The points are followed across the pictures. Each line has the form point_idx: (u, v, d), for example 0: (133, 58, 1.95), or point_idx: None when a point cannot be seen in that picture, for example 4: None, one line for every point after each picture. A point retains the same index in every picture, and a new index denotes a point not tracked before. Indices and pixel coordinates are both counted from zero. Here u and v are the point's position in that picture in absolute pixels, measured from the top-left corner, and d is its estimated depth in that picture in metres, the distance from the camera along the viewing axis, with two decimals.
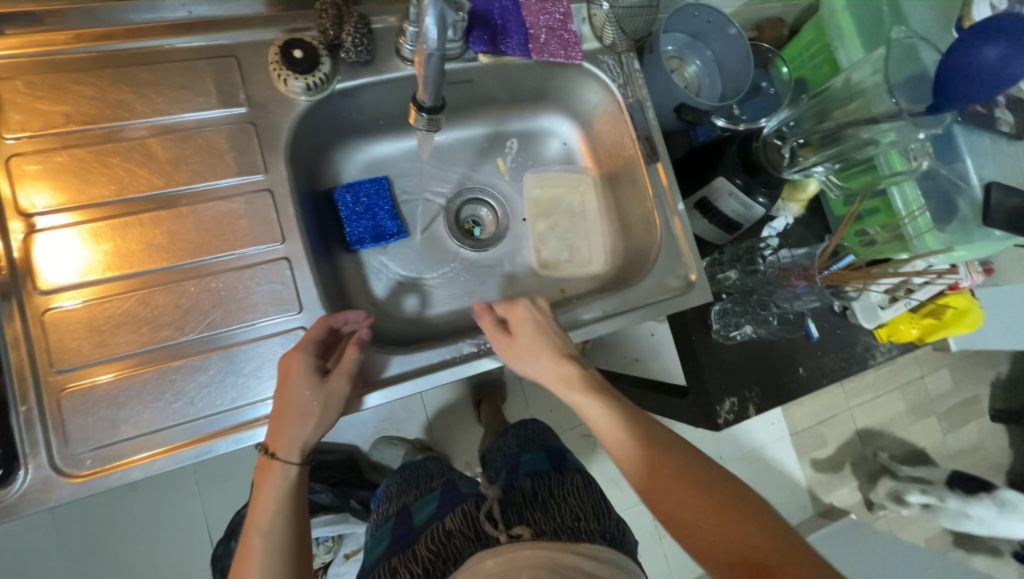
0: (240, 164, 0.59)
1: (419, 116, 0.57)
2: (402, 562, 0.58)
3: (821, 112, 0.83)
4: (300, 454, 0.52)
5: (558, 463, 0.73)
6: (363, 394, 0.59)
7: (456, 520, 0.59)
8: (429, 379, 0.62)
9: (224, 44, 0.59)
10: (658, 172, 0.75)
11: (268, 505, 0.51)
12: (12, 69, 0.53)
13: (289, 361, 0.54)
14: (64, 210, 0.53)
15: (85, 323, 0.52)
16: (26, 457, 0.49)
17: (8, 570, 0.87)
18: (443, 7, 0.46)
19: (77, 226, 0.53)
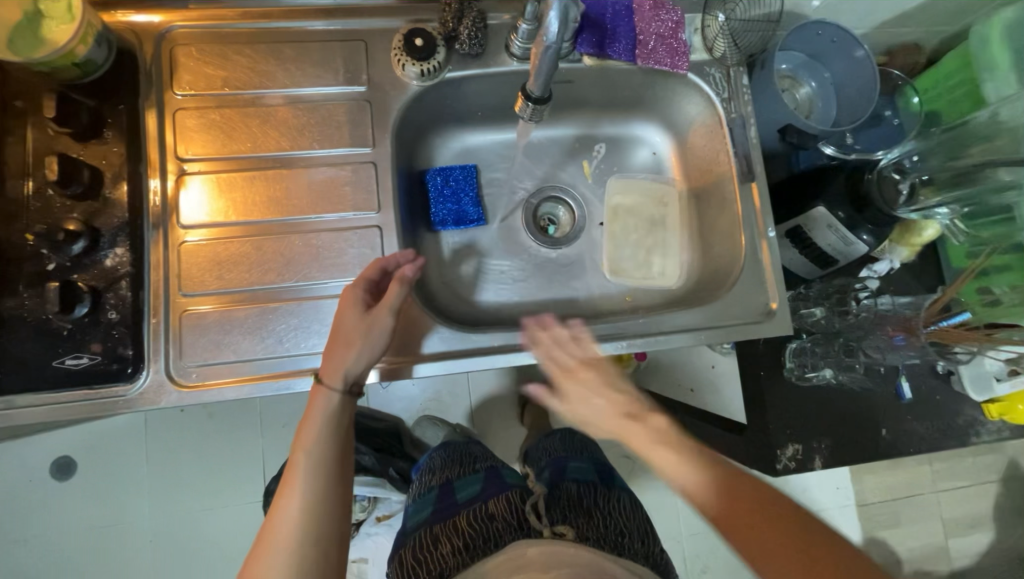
0: (352, 137, 0.65)
1: (525, 105, 0.60)
2: (445, 532, 0.61)
3: (954, 148, 0.74)
4: (341, 378, 0.56)
5: (605, 477, 0.73)
6: (414, 363, 0.63)
7: (501, 507, 0.62)
8: (487, 361, 0.64)
9: (356, 30, 0.66)
10: (752, 193, 0.72)
11: (317, 427, 0.56)
12: (189, 38, 0.63)
13: (343, 298, 0.58)
14: (209, 160, 0.62)
15: (208, 257, 0.60)
16: (149, 361, 0.58)
17: (109, 459, 1.03)
18: (569, 5, 0.49)
19: (219, 174, 0.62)
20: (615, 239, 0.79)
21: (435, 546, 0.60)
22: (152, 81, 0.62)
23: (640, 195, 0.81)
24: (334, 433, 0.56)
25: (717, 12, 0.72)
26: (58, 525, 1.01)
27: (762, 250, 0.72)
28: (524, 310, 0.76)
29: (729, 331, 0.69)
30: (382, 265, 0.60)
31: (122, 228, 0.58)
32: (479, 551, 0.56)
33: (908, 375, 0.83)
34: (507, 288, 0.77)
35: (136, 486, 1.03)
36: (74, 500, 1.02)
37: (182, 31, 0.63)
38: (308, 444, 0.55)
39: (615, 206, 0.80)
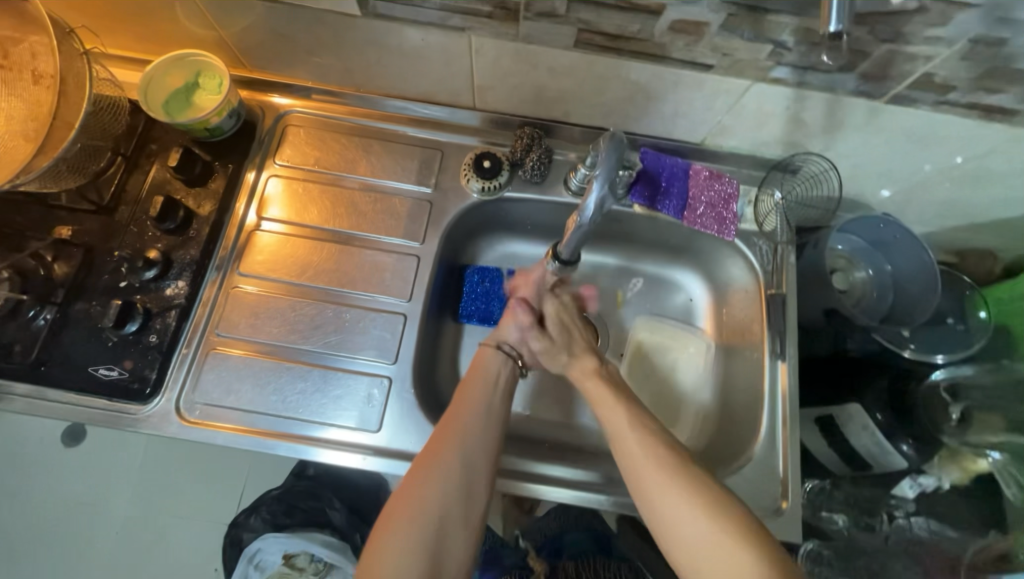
0: (406, 230, 0.71)
1: (553, 262, 0.66)
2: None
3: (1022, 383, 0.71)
4: (519, 344, 0.68)
5: (605, 546, 0.76)
6: (401, 458, 0.63)
7: None
8: None
9: (438, 140, 0.75)
10: (780, 372, 0.70)
11: (481, 376, 0.64)
12: (302, 121, 0.74)
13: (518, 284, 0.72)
14: (282, 222, 0.70)
15: (250, 308, 0.66)
16: (166, 388, 0.62)
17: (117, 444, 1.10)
18: (606, 195, 0.52)
19: (284, 236, 0.70)
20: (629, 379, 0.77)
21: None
22: (261, 149, 0.73)
23: (665, 338, 0.79)
24: (500, 379, 0.64)
25: (774, 189, 0.73)
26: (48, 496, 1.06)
27: (782, 437, 0.67)
28: (524, 425, 0.75)
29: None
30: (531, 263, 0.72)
31: (189, 264, 0.66)
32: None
33: None
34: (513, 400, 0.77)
35: (127, 478, 1.08)
36: (68, 474, 1.07)
37: (298, 115, 0.75)
38: (478, 385, 0.63)
39: (638, 344, 0.79)
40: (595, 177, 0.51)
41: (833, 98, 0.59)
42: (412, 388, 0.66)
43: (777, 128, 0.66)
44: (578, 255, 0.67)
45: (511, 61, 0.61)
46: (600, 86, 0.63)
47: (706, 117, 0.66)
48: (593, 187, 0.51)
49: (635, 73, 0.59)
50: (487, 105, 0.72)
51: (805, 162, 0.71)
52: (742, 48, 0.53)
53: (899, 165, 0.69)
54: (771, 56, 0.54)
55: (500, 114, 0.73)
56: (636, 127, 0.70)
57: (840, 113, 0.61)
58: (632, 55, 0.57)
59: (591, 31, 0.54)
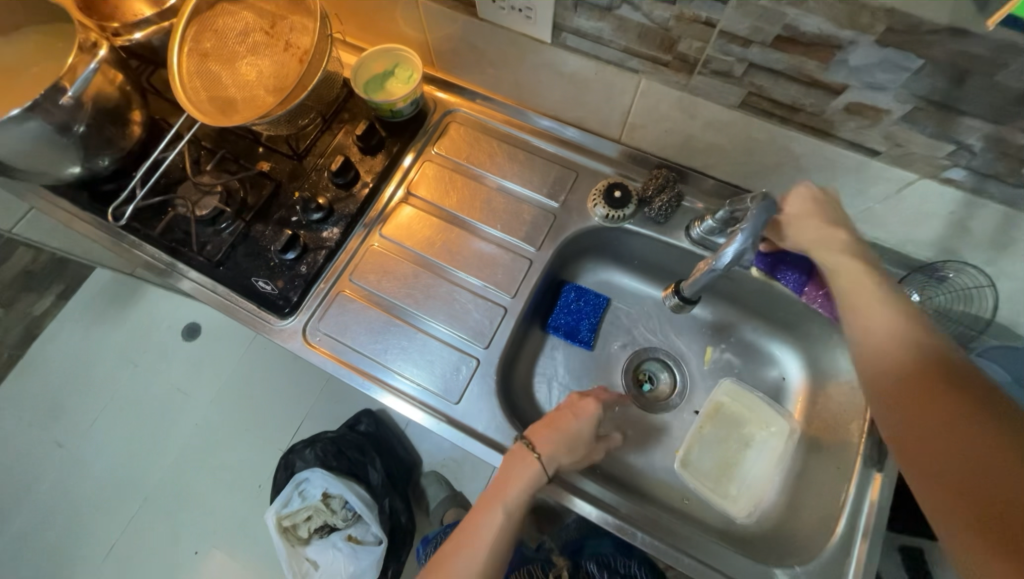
0: (525, 235, 0.77)
1: (672, 297, 0.70)
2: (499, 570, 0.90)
3: None
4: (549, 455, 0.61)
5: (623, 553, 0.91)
6: (470, 437, 0.68)
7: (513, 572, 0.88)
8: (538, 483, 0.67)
9: (576, 163, 0.80)
10: (872, 484, 0.64)
11: (511, 493, 0.60)
12: (464, 120, 0.84)
13: (569, 400, 0.67)
14: (423, 200, 0.80)
15: (381, 264, 0.76)
16: (300, 311, 0.74)
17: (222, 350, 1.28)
18: (745, 249, 0.55)
19: (420, 212, 0.79)
20: (699, 435, 0.76)
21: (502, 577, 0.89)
22: (425, 137, 0.84)
23: (745, 408, 0.77)
24: (524, 497, 0.60)
25: (912, 290, 0.69)
26: (185, 369, 1.37)
27: (856, 548, 0.63)
28: None
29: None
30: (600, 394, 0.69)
31: (345, 216, 0.77)
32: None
33: None
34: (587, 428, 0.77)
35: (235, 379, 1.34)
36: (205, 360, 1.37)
37: (462, 114, 0.85)
38: (505, 505, 0.60)
39: (714, 402, 0.77)
40: (738, 232, 0.55)
41: (1011, 213, 0.55)
42: (494, 377, 0.71)
43: (934, 230, 0.62)
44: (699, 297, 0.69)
45: (671, 108, 0.65)
46: (751, 147, 0.65)
47: (856, 200, 0.64)
48: (731, 242, 0.55)
49: (793, 143, 0.60)
50: (631, 141, 0.76)
51: (957, 272, 0.65)
52: (918, 142, 0.52)
53: None
54: (949, 156, 0.52)
55: (641, 152, 0.77)
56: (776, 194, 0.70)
57: (1016, 230, 0.57)
58: (794, 126, 0.58)
59: (760, 96, 0.57)
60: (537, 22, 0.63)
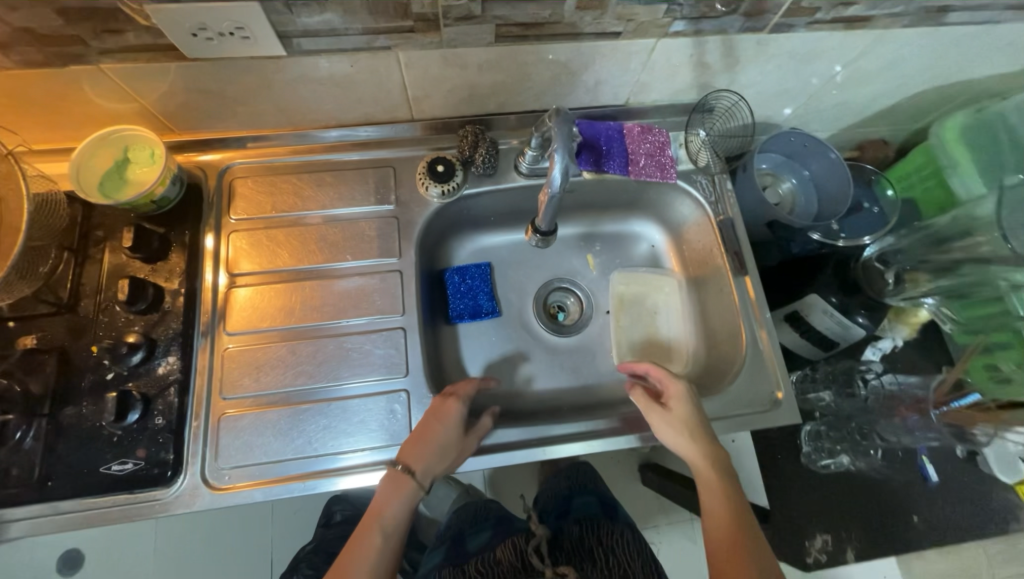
0: (380, 249, 0.73)
1: (535, 236, 0.73)
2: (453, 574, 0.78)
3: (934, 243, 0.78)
4: (422, 470, 0.61)
5: (610, 512, 0.88)
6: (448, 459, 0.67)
7: (506, 552, 0.76)
8: (526, 454, 0.68)
9: (385, 157, 0.77)
10: (746, 286, 0.79)
11: (388, 521, 0.60)
12: (247, 171, 0.75)
13: (431, 409, 0.65)
14: (251, 274, 0.70)
15: (250, 361, 0.66)
16: (186, 465, 0.61)
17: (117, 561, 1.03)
18: (568, 163, 0.58)
19: (255, 287, 0.70)
20: (622, 326, 0.85)
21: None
22: (213, 208, 0.72)
23: (641, 286, 0.87)
24: (402, 520, 0.61)
25: (699, 128, 0.81)
26: None
27: (764, 353, 0.75)
28: (542, 400, 0.81)
29: (728, 423, 0.71)
30: (659, 374, 0.71)
31: (175, 338, 0.64)
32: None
33: (930, 457, 0.86)
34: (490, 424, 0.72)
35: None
36: None
37: (242, 166, 0.75)
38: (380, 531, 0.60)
39: (618, 296, 0.87)
40: (556, 151, 0.58)
41: (727, 38, 0.67)
42: (429, 393, 0.68)
43: (688, 75, 0.73)
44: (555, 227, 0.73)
45: (440, 67, 0.65)
46: (525, 72, 0.68)
47: (627, 79, 0.72)
48: (555, 158, 0.58)
49: (556, 53, 0.65)
50: (425, 114, 0.75)
51: (717, 99, 0.79)
52: (642, 12, 0.59)
53: (796, 82, 0.79)
54: (667, 14, 0.60)
55: (439, 120, 0.76)
56: (567, 102, 0.76)
57: (735, 50, 0.69)
58: (548, 37, 0.62)
59: (507, 24, 0.59)
60: (258, 40, 0.56)
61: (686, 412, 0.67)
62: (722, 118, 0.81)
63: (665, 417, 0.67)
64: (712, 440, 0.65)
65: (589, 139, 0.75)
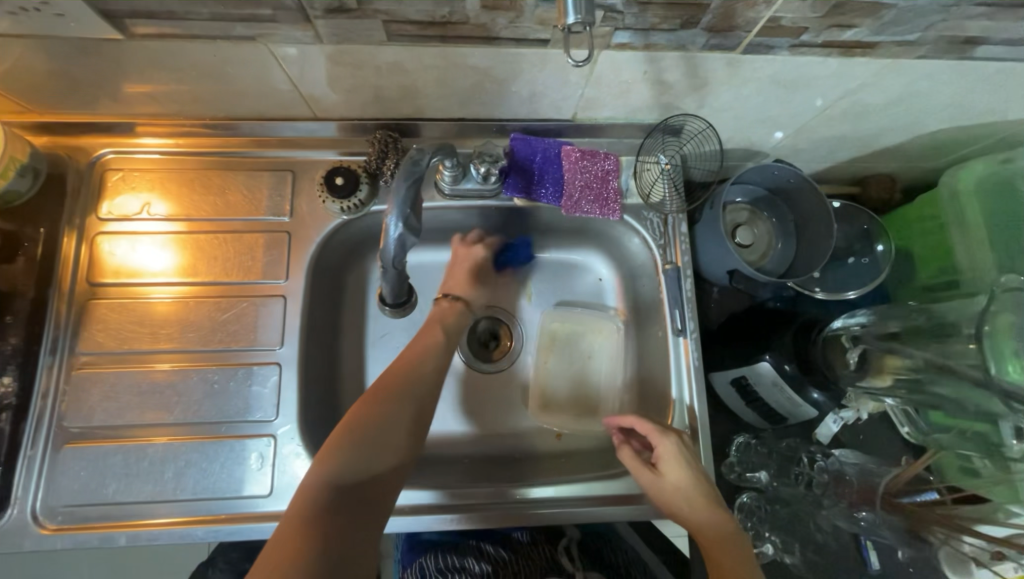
0: (267, 269, 0.64)
1: (383, 309, 0.69)
2: (470, 556, 0.71)
3: (912, 331, 0.67)
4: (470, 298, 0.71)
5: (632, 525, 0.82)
6: None
7: (532, 550, 0.71)
8: (404, 521, 0.62)
9: (286, 160, 0.67)
10: (683, 348, 0.69)
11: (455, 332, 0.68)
12: (124, 164, 0.65)
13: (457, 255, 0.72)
14: (181, 282, 0.63)
15: (101, 388, 0.59)
16: (15, 499, 0.55)
17: None
18: (405, 234, 0.51)
19: (186, 296, 0.62)
20: (548, 369, 0.76)
21: (462, 566, 0.69)
22: (78, 204, 0.63)
23: (577, 326, 0.78)
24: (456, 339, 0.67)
25: (659, 154, 0.69)
26: None
27: (691, 428, 0.67)
28: (445, 445, 0.72)
29: (635, 510, 0.64)
30: (646, 430, 0.63)
31: (15, 356, 0.58)
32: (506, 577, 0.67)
33: (873, 541, 0.72)
34: None
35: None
36: None
37: (119, 157, 0.65)
38: (442, 330, 0.66)
39: (549, 333, 0.77)
40: (389, 216, 0.50)
41: (687, 56, 0.54)
42: (303, 441, 0.61)
43: (644, 93, 0.61)
44: (405, 298, 0.69)
45: (329, 64, 0.53)
46: (439, 77, 0.56)
47: (567, 93, 0.60)
48: (389, 224, 0.50)
49: (471, 58, 0.53)
50: (331, 113, 0.63)
51: (684, 122, 0.66)
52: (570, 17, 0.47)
53: (781, 109, 0.65)
54: (604, 22, 0.48)
55: (350, 120, 0.65)
56: (500, 113, 0.64)
57: (701, 70, 0.56)
58: (457, 40, 0.50)
59: (398, 21, 0.47)
60: (83, 17, 0.45)
61: (682, 475, 0.60)
62: (689, 145, 0.69)
63: (656, 484, 0.61)
64: (711, 500, 0.59)
65: (518, 162, 0.66)
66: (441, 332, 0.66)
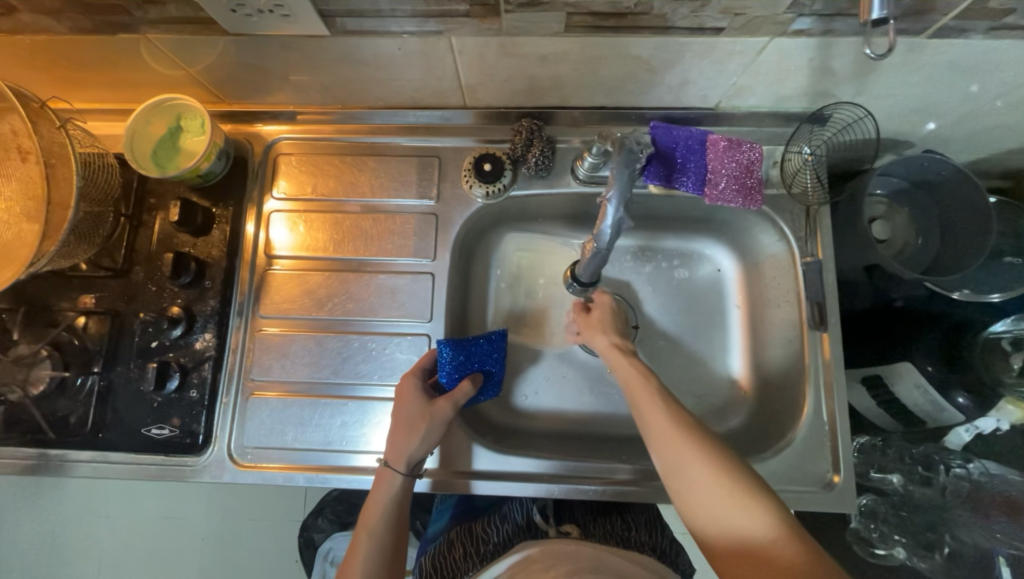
0: (417, 248, 0.69)
1: (572, 285, 0.69)
2: (460, 537, 0.68)
3: None
4: (397, 460, 0.59)
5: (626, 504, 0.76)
6: (481, 481, 0.66)
7: (511, 511, 0.69)
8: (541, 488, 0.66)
9: (433, 146, 0.71)
10: (822, 344, 0.68)
11: (378, 506, 0.58)
12: (293, 148, 0.72)
13: (400, 391, 0.63)
14: (292, 255, 0.69)
15: (278, 347, 0.67)
16: (214, 438, 0.65)
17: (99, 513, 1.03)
18: (621, 217, 0.52)
19: (293, 269, 0.69)
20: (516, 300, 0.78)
21: (450, 551, 0.66)
22: (257, 183, 0.71)
23: (539, 255, 0.78)
24: (392, 505, 0.59)
25: (803, 144, 0.68)
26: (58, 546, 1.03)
27: (828, 427, 0.66)
28: (558, 422, 0.75)
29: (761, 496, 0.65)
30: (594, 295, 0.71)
31: (212, 316, 0.66)
32: (490, 553, 0.63)
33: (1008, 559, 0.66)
34: (497, 446, 0.69)
35: (159, 509, 1.03)
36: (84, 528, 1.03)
37: (290, 141, 0.72)
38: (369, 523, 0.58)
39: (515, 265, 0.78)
40: (607, 200, 0.51)
41: (865, 42, 0.52)
42: None
43: (801, 81, 0.59)
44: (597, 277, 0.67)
45: (497, 56, 0.56)
46: (596, 66, 0.58)
47: (720, 80, 0.59)
48: (608, 208, 0.51)
49: (636, 48, 0.54)
50: (479, 102, 0.67)
51: (835, 111, 0.64)
52: (755, 6, 0.47)
53: (951, 98, 0.61)
54: (792, 9, 0.47)
55: (494, 109, 0.68)
56: (644, 101, 0.64)
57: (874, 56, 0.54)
58: (631, 30, 0.51)
59: (581, 12, 0.49)
60: (299, 18, 0.51)
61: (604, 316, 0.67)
62: (836, 135, 0.66)
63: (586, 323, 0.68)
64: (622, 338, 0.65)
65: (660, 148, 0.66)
66: (371, 519, 0.58)
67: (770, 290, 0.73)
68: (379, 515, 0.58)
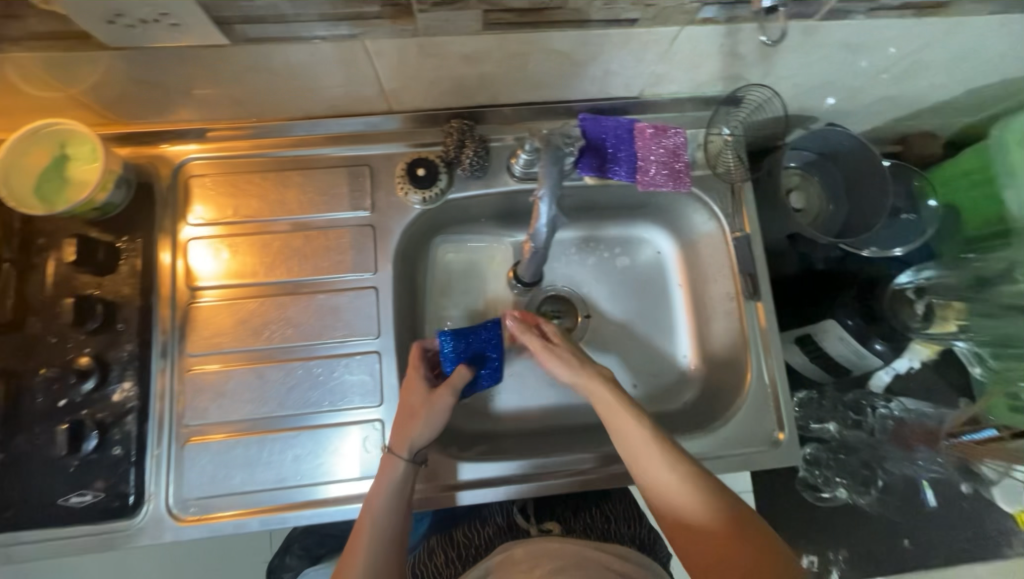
0: (356, 263, 0.66)
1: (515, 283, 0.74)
2: (440, 546, 0.67)
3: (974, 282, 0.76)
4: (405, 444, 0.57)
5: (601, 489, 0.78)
6: (451, 492, 0.64)
7: (492, 514, 0.68)
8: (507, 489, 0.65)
9: (362, 155, 0.68)
10: (758, 312, 0.73)
11: (382, 494, 0.56)
12: (205, 168, 0.66)
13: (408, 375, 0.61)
14: (221, 284, 0.64)
15: (213, 385, 0.62)
16: (150, 496, 0.58)
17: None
18: (555, 216, 0.53)
19: (224, 299, 0.64)
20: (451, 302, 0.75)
21: (431, 559, 0.66)
22: (167, 210, 0.64)
23: (471, 255, 0.77)
24: (395, 495, 0.56)
25: (722, 126, 0.72)
26: None
27: (770, 388, 0.71)
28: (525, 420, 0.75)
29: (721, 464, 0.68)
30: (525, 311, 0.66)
31: (131, 362, 0.60)
32: (471, 558, 0.63)
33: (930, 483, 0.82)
34: (463, 455, 0.68)
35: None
36: None
37: (200, 161, 0.66)
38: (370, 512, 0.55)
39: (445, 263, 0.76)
40: (539, 200, 0.52)
41: (765, 26, 0.55)
42: None
43: (714, 67, 0.62)
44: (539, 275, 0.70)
45: (417, 58, 0.55)
46: (519, 63, 0.57)
47: (640, 70, 0.61)
48: (541, 206, 0.52)
49: (556, 42, 0.54)
50: (405, 106, 0.65)
51: (747, 93, 0.68)
52: None
53: (844, 74, 0.67)
54: None
55: (422, 112, 0.66)
56: (571, 94, 0.65)
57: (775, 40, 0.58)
58: (549, 25, 0.51)
59: (498, 9, 0.48)
60: (192, 27, 0.47)
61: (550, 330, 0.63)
62: (750, 113, 0.70)
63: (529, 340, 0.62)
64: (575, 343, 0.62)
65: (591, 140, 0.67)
66: (374, 506, 0.55)
67: (708, 266, 0.76)
68: (383, 500, 0.56)
